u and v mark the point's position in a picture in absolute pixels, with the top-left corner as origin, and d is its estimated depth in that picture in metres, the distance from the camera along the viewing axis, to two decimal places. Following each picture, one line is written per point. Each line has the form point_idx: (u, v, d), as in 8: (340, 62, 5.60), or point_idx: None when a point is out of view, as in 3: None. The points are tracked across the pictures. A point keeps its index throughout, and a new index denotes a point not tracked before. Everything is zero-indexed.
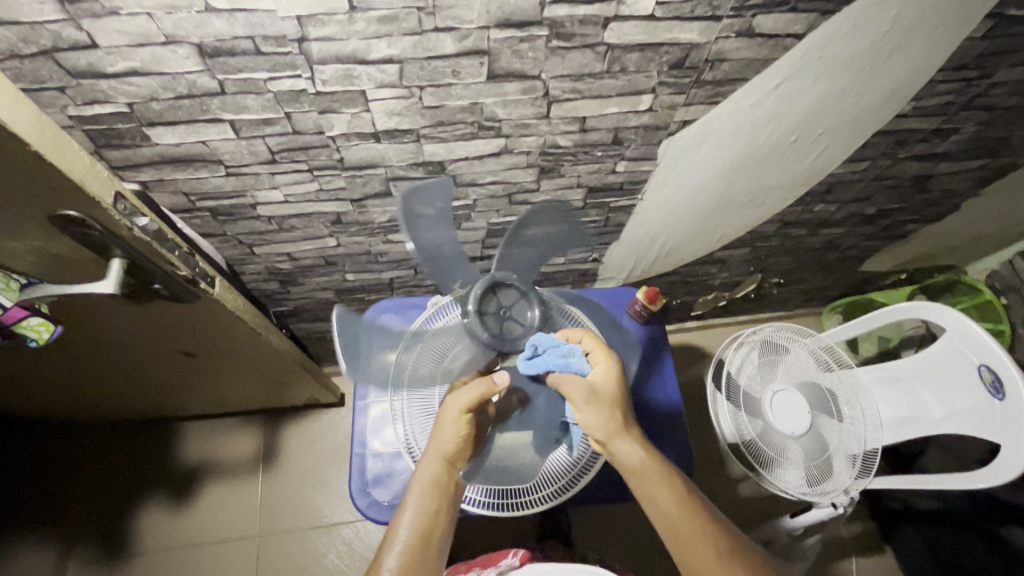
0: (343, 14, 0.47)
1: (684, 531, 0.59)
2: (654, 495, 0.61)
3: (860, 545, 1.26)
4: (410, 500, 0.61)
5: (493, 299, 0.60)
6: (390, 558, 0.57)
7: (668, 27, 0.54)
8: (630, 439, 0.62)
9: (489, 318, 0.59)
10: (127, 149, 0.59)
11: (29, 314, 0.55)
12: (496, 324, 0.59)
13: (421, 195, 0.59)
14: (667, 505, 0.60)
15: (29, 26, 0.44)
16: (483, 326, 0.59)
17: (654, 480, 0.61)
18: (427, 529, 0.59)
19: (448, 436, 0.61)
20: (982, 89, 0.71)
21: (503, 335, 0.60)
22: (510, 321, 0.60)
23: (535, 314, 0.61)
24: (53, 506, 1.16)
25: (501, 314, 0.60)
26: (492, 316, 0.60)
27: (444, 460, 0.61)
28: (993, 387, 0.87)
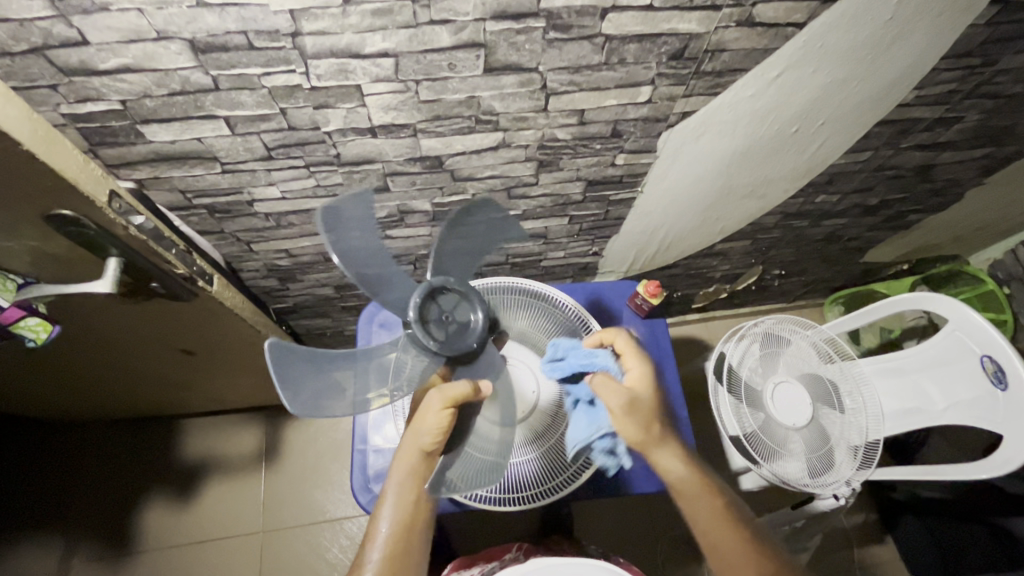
0: (336, 7, 0.46)
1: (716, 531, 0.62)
2: (695, 506, 0.64)
3: (862, 535, 1.26)
4: (389, 493, 0.62)
5: (433, 306, 0.61)
6: (371, 553, 0.59)
7: (666, 18, 0.53)
8: (670, 449, 0.65)
9: (433, 325, 0.60)
10: (121, 147, 0.58)
11: (26, 314, 0.55)
12: (440, 331, 0.60)
13: (337, 214, 0.53)
14: (705, 515, 0.63)
15: (19, 23, 0.43)
16: (426, 333, 0.59)
17: (693, 489, 0.64)
18: (408, 521, 0.61)
19: (430, 427, 0.60)
20: (986, 77, 0.70)
21: (449, 341, 0.60)
22: (454, 326, 0.61)
23: (478, 317, 0.62)
24: (57, 505, 1.16)
25: (444, 319, 0.61)
26: (436, 322, 0.60)
27: (422, 453, 0.61)
28: (996, 377, 0.87)
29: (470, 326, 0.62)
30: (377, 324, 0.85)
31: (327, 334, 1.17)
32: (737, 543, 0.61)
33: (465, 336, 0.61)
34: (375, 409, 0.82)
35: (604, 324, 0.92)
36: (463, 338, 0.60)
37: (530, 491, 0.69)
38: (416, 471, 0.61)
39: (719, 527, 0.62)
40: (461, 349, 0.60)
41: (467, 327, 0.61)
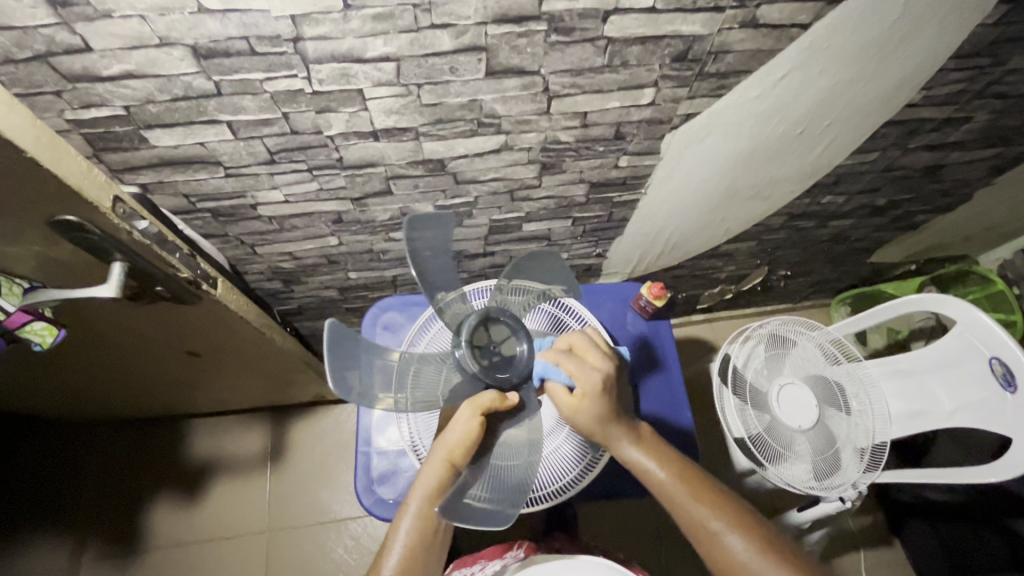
0: (337, 12, 0.46)
1: (674, 491, 0.58)
2: (657, 486, 0.59)
3: (870, 537, 1.25)
4: (411, 504, 0.59)
5: (484, 333, 0.60)
6: (387, 563, 0.57)
7: (669, 20, 0.53)
8: (623, 434, 0.60)
9: (481, 351, 0.59)
10: (125, 152, 0.59)
11: (32, 318, 0.56)
12: (487, 359, 0.59)
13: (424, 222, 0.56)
14: (670, 495, 0.58)
15: (22, 30, 0.44)
16: (474, 359, 0.58)
17: (654, 470, 0.60)
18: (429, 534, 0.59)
19: (459, 433, 0.57)
20: (996, 77, 0.69)
21: (493, 369, 0.59)
22: (500, 355, 0.60)
23: (525, 348, 0.61)
24: (65, 504, 1.18)
25: (491, 348, 0.60)
26: (483, 349, 0.59)
27: (448, 465, 0.58)
28: (1005, 379, 0.86)
29: (516, 358, 0.61)
30: (381, 326, 0.85)
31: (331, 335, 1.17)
32: (711, 517, 0.56)
33: (510, 368, 0.60)
34: (379, 411, 0.83)
35: (607, 327, 0.91)
36: (509, 368, 0.59)
37: (536, 492, 0.69)
38: (440, 481, 0.58)
39: (686, 502, 0.57)
40: (503, 380, 0.59)
41: (513, 358, 0.60)
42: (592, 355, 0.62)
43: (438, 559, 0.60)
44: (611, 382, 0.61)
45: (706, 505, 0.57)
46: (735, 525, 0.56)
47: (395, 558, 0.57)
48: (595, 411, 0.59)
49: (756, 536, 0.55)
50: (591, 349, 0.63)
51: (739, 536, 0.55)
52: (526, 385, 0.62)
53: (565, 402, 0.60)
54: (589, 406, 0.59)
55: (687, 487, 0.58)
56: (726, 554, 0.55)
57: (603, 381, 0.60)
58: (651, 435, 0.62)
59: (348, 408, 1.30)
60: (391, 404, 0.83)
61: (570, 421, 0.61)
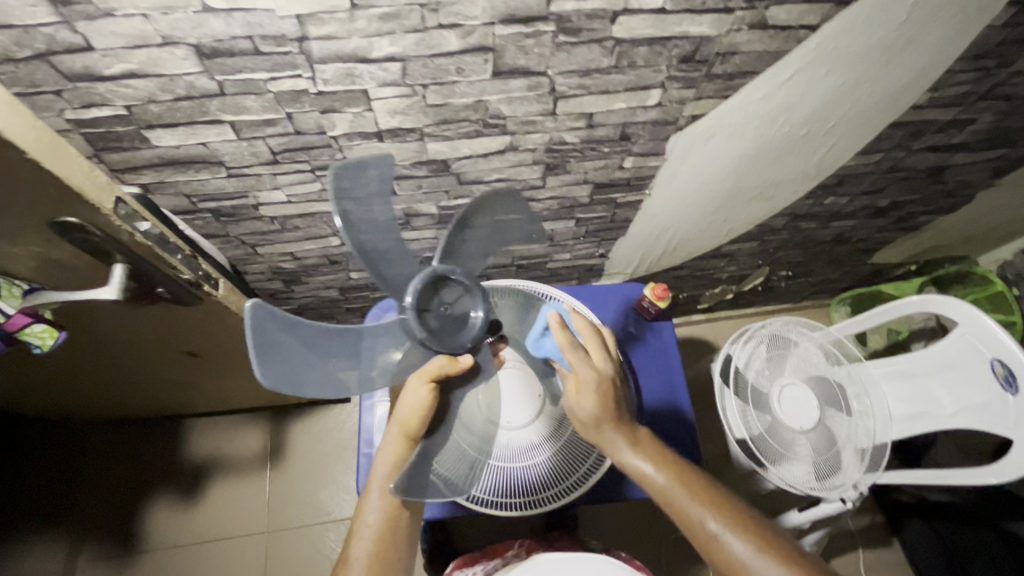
0: (343, 12, 0.45)
1: (674, 495, 0.57)
2: (657, 491, 0.58)
3: (868, 537, 1.26)
4: (376, 485, 0.60)
5: (432, 293, 0.52)
6: (359, 544, 0.59)
7: (678, 21, 0.52)
8: (621, 437, 0.59)
9: (430, 315, 0.51)
10: (126, 151, 0.58)
11: (32, 321, 0.54)
12: (435, 322, 0.51)
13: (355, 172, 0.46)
14: (671, 499, 0.57)
15: (22, 29, 0.43)
16: (421, 324, 0.51)
17: (652, 475, 0.58)
18: (398, 509, 0.60)
19: (410, 405, 0.55)
20: (1001, 79, 0.69)
21: (444, 335, 0.51)
22: (451, 318, 0.52)
23: (479, 313, 0.53)
24: (61, 503, 1.17)
25: (442, 310, 0.52)
26: (432, 312, 0.51)
27: (405, 436, 0.57)
28: (1007, 381, 0.86)
29: (469, 322, 0.53)
30: None
31: None
32: (713, 520, 0.55)
33: (464, 332, 0.53)
34: (381, 412, 0.82)
35: (609, 328, 0.91)
36: (461, 334, 0.52)
37: (534, 497, 0.69)
38: (399, 459, 0.57)
39: (686, 506, 0.57)
40: (452, 347, 0.52)
41: (465, 321, 0.53)
42: (598, 349, 0.61)
43: (409, 533, 0.62)
44: (612, 379, 0.60)
45: (705, 508, 0.56)
46: (735, 527, 0.55)
47: (366, 537, 0.59)
48: (594, 406, 0.58)
49: (757, 535, 0.55)
50: (598, 344, 0.62)
51: (740, 538, 0.55)
52: (482, 347, 0.56)
53: (568, 390, 0.59)
54: (591, 398, 0.58)
55: (687, 490, 0.57)
56: (728, 555, 0.54)
57: (605, 377, 0.59)
58: (648, 438, 0.61)
59: (347, 407, 1.30)
60: (392, 404, 0.83)
61: (571, 410, 0.59)
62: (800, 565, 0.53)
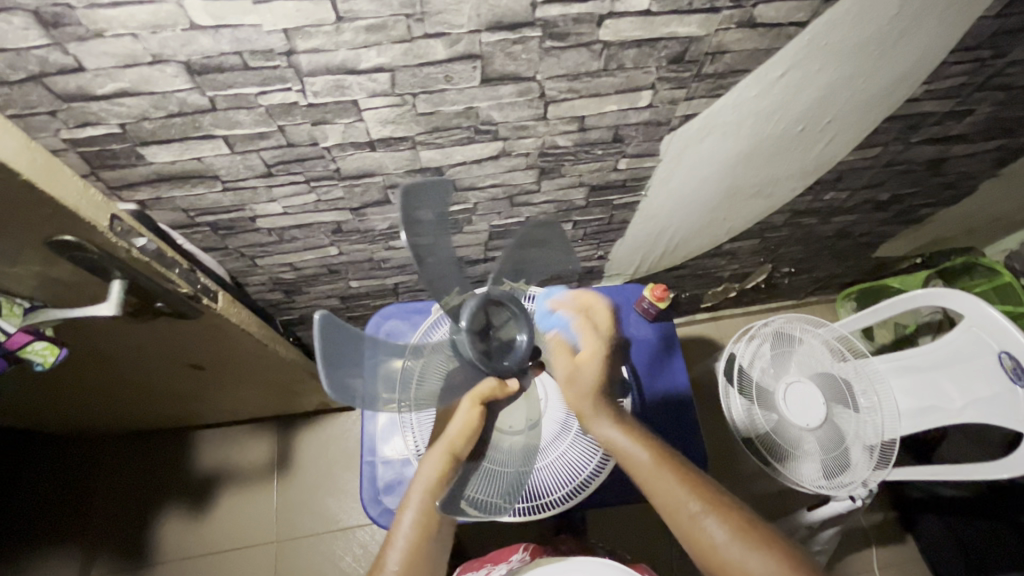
0: (330, 25, 0.46)
1: (652, 472, 0.57)
2: (634, 468, 0.59)
3: (881, 534, 1.24)
4: (414, 497, 0.59)
5: (485, 317, 0.56)
6: (392, 556, 0.57)
7: (665, 22, 0.52)
8: (603, 417, 0.61)
9: (480, 338, 0.56)
10: (123, 169, 0.59)
11: (34, 338, 0.55)
12: (486, 345, 0.56)
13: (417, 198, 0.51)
14: (645, 478, 0.58)
15: (15, 53, 0.43)
16: (474, 345, 0.55)
17: (630, 451, 0.59)
18: (433, 526, 0.59)
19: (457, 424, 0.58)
20: (998, 69, 0.68)
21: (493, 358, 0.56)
22: (500, 341, 0.57)
23: (524, 338, 0.57)
24: (72, 517, 1.18)
25: (493, 333, 0.57)
26: (483, 336, 0.56)
27: (450, 455, 0.58)
28: (1016, 373, 0.85)
29: (516, 345, 0.57)
30: (384, 335, 0.84)
31: None
32: (688, 498, 0.55)
33: (512, 355, 0.57)
34: (384, 420, 0.83)
35: None
36: (508, 358, 0.57)
37: (544, 500, 0.69)
38: (443, 474, 0.58)
39: (663, 482, 0.57)
40: (504, 368, 0.57)
41: (513, 344, 0.58)
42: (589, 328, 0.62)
43: (442, 546, 0.60)
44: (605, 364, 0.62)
45: (683, 486, 0.56)
46: (713, 509, 0.54)
47: (400, 549, 0.57)
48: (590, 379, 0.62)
49: (736, 521, 0.54)
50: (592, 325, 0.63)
51: (716, 520, 0.54)
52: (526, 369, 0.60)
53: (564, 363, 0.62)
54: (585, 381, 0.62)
55: (667, 470, 0.57)
56: (703, 536, 0.53)
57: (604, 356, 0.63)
58: (630, 419, 0.62)
59: (353, 415, 1.30)
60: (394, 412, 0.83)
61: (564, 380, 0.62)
62: (779, 550, 0.51)
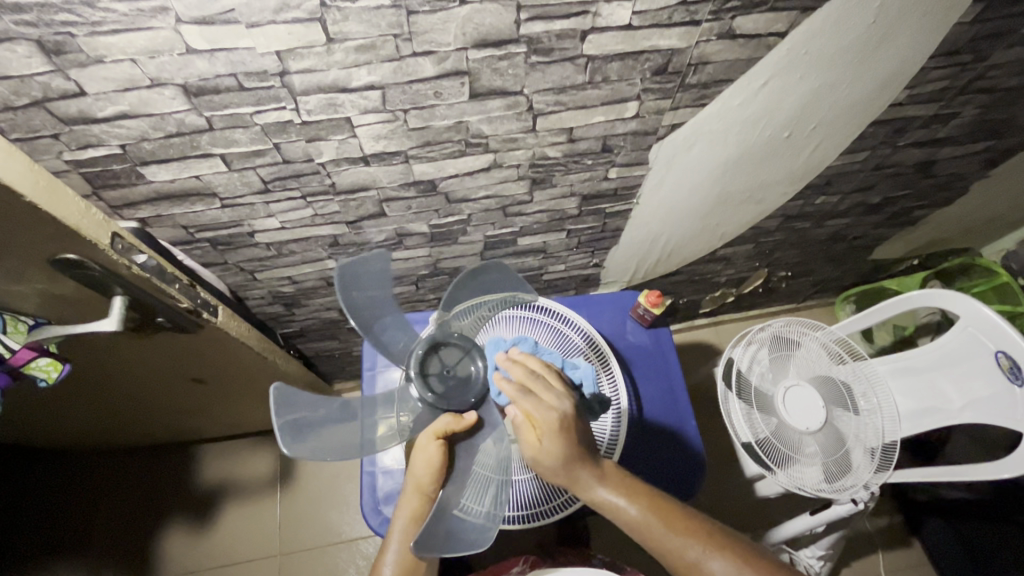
0: (321, 46, 0.47)
1: (651, 526, 0.57)
2: (631, 524, 0.57)
3: (886, 537, 1.24)
4: (394, 536, 0.63)
5: (434, 359, 0.61)
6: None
7: (647, 35, 0.54)
8: (590, 475, 0.58)
9: (432, 378, 0.61)
10: (124, 188, 0.60)
11: (37, 355, 0.56)
12: (441, 384, 0.61)
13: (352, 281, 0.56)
14: (644, 531, 0.57)
15: (19, 79, 0.45)
16: (426, 388, 0.60)
17: (625, 508, 0.57)
18: (414, 561, 0.63)
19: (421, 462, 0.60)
20: (979, 72, 0.70)
21: (449, 394, 0.60)
22: (454, 378, 0.61)
23: (478, 367, 0.62)
24: (76, 533, 1.18)
25: (445, 372, 0.61)
26: (435, 376, 0.61)
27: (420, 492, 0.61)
28: (1012, 373, 0.85)
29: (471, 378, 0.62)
30: None
31: (337, 355, 1.17)
32: (689, 546, 0.56)
33: (463, 393, 0.61)
34: None
35: (606, 336, 0.92)
36: (464, 390, 0.60)
37: (540, 508, 0.69)
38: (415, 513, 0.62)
39: (664, 537, 0.56)
40: (459, 403, 0.60)
41: (467, 381, 0.61)
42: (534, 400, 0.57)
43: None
44: (571, 417, 0.57)
45: (683, 536, 0.56)
46: (717, 548, 0.56)
47: None
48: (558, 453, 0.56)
49: (738, 556, 0.55)
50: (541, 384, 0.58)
51: (719, 557, 0.55)
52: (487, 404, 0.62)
53: (528, 447, 0.56)
54: (553, 434, 0.56)
55: (664, 521, 0.57)
56: None
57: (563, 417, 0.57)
58: (614, 468, 0.60)
59: None
60: None
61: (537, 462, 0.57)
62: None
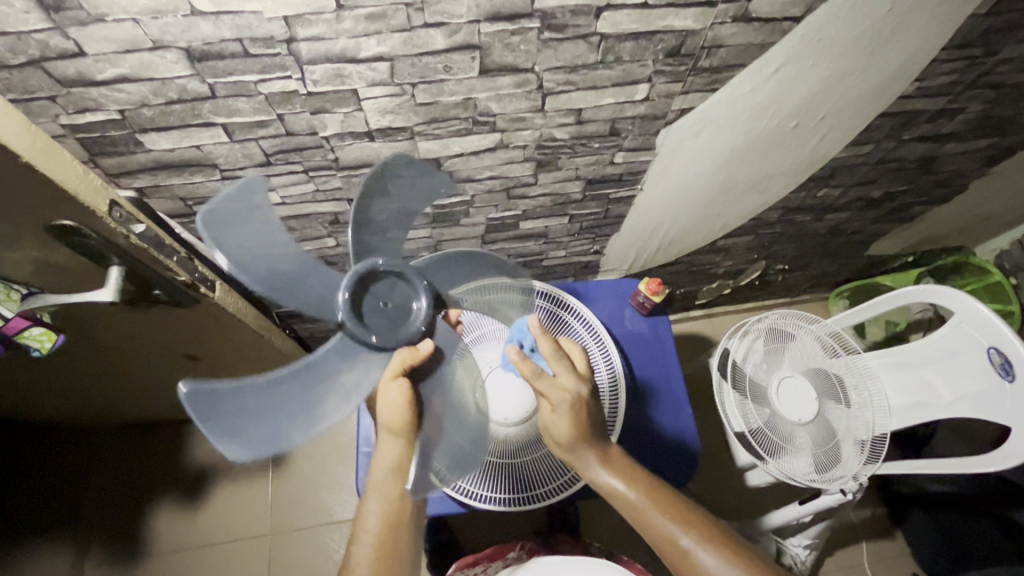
0: (330, 12, 0.46)
1: (645, 511, 0.59)
2: (626, 506, 0.59)
3: (870, 528, 1.26)
4: (373, 488, 0.60)
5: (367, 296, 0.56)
6: (360, 551, 0.58)
7: (662, 15, 0.53)
8: (591, 458, 0.60)
9: (370, 318, 0.56)
10: (121, 156, 0.59)
11: (31, 324, 0.55)
12: (379, 321, 0.56)
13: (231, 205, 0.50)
14: (638, 514, 0.59)
15: (16, 36, 0.44)
16: (365, 328, 0.55)
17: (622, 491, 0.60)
18: (396, 514, 0.60)
19: (388, 403, 0.58)
20: (988, 67, 0.70)
21: (389, 330, 0.56)
22: (394, 313, 0.57)
23: (421, 302, 0.58)
24: (64, 509, 1.17)
25: (382, 309, 0.56)
26: (372, 313, 0.56)
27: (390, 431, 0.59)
28: (1003, 369, 0.86)
29: (412, 311, 0.57)
30: None
31: (332, 336, 1.16)
32: (681, 534, 0.57)
33: (404, 327, 0.57)
34: None
35: (605, 324, 0.92)
36: (404, 326, 0.56)
37: (537, 491, 0.71)
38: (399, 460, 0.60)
39: (656, 522, 0.58)
40: (404, 339, 0.57)
41: (408, 313, 0.57)
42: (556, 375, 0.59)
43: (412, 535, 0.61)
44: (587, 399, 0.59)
45: (675, 523, 0.57)
46: (708, 543, 0.56)
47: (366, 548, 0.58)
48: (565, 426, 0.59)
49: (732, 551, 0.55)
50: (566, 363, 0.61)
51: (711, 553, 0.55)
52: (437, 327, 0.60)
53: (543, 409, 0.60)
54: (570, 408, 0.58)
55: (659, 508, 0.58)
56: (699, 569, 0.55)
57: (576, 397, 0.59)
58: (619, 455, 0.62)
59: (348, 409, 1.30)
60: None
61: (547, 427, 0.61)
62: None
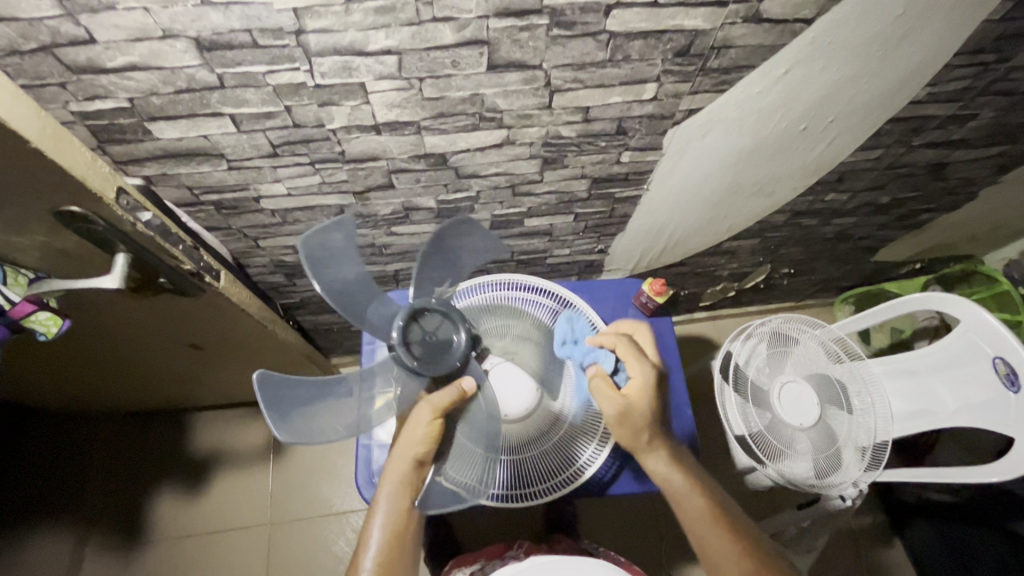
0: (339, 5, 0.46)
1: (698, 520, 0.62)
2: (683, 509, 0.63)
3: (870, 536, 1.25)
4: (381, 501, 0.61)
5: (416, 328, 0.59)
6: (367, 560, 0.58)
7: (671, 14, 0.53)
8: (656, 457, 0.65)
9: (415, 345, 0.58)
10: (130, 143, 0.59)
11: (38, 308, 0.55)
12: (420, 349, 0.58)
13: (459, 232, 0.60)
14: (691, 519, 0.63)
15: (28, 22, 0.44)
16: (409, 352, 0.58)
17: (684, 494, 0.63)
18: (404, 523, 0.61)
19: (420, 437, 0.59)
20: (1001, 74, 0.69)
21: (431, 359, 0.58)
22: (433, 345, 0.59)
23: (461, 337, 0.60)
24: (68, 493, 1.19)
25: (427, 338, 0.59)
26: (418, 342, 0.59)
27: (413, 462, 0.60)
28: (1008, 378, 0.85)
29: (451, 345, 0.59)
30: None
31: (335, 329, 1.17)
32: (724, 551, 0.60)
33: (447, 355, 0.59)
34: None
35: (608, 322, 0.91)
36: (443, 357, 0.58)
37: (536, 487, 0.68)
38: (406, 483, 0.60)
39: (710, 534, 0.61)
40: (440, 369, 0.58)
41: (448, 347, 0.59)
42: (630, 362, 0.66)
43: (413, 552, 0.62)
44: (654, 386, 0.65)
45: (726, 538, 0.61)
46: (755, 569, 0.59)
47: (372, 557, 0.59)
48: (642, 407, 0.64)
49: None
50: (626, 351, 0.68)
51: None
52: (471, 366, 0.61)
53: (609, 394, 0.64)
54: (645, 403, 0.64)
55: (717, 521, 0.62)
56: None
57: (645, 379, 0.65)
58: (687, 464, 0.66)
59: None
60: None
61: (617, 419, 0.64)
62: None
